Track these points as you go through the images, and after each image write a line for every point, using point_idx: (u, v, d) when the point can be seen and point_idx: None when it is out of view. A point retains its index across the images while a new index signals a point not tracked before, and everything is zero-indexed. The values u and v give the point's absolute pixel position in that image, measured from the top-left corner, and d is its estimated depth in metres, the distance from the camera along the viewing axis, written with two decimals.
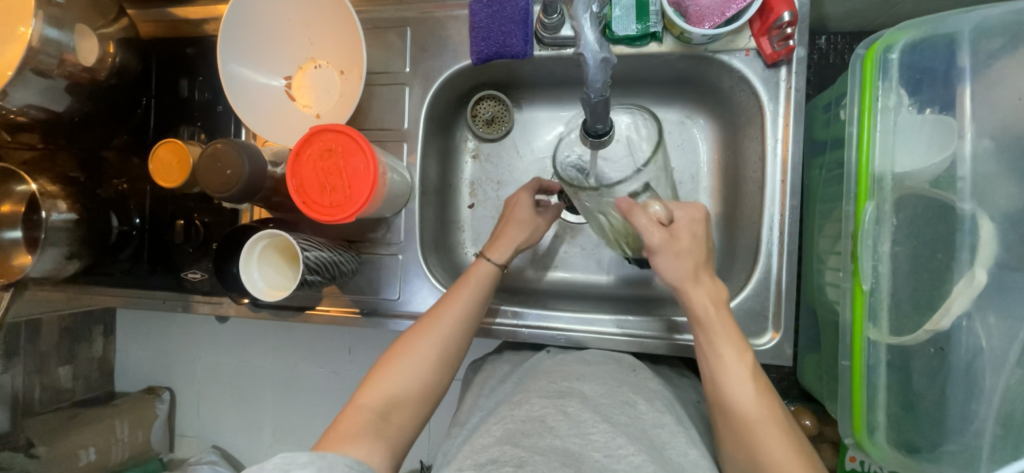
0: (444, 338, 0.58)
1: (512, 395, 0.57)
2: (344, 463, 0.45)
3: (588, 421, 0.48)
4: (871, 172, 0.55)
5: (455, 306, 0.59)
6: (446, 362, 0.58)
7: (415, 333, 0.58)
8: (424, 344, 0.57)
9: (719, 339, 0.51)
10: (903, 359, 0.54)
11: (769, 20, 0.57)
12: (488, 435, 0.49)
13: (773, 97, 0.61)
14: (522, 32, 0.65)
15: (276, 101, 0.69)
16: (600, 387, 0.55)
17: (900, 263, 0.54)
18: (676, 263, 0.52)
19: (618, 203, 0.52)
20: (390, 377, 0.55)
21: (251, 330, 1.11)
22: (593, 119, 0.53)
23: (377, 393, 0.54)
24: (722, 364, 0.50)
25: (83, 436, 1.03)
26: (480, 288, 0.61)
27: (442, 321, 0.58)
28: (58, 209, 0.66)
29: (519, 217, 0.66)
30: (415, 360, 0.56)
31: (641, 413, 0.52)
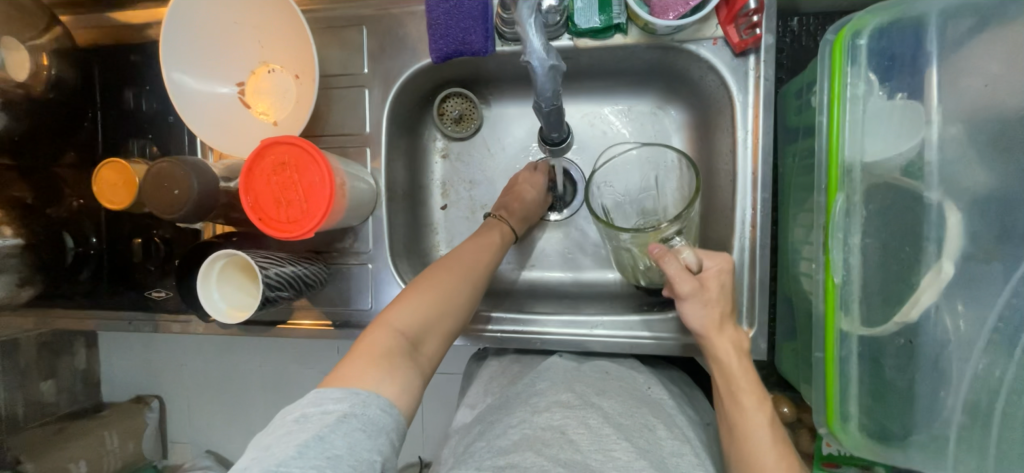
0: (471, 276, 0.59)
1: (528, 393, 0.59)
2: (378, 405, 0.46)
3: (610, 437, 0.51)
4: (842, 162, 0.53)
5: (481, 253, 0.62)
6: (469, 304, 0.59)
7: (441, 267, 0.58)
8: (457, 277, 0.58)
9: (741, 389, 0.54)
10: (874, 350, 0.54)
11: (736, 6, 0.56)
12: (505, 439, 0.52)
13: (742, 87, 0.59)
14: (481, 28, 0.62)
15: (228, 109, 0.66)
16: (621, 404, 0.57)
17: (870, 255, 0.54)
18: (702, 311, 0.56)
19: (652, 247, 0.56)
20: (416, 302, 0.54)
21: (232, 338, 1.09)
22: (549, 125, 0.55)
23: (405, 316, 0.53)
24: (740, 408, 0.53)
25: (72, 450, 1.04)
26: (499, 244, 0.66)
27: (467, 263, 0.60)
28: (3, 235, 0.63)
29: (532, 196, 0.71)
30: (439, 292, 0.56)
31: (661, 439, 0.54)
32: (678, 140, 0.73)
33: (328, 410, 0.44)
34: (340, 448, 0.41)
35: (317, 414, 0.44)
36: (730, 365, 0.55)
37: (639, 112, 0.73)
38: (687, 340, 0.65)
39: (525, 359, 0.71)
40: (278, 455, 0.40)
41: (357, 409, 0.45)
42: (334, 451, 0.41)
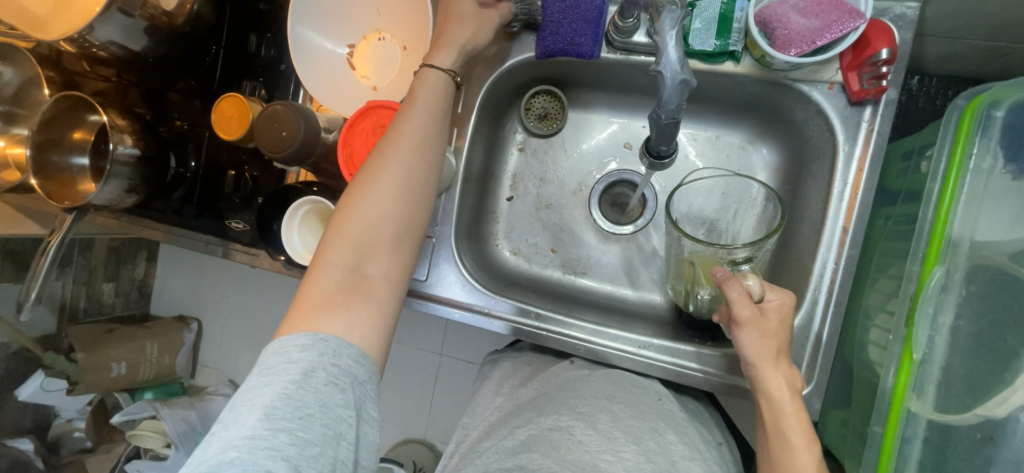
0: (400, 170, 0.52)
1: (536, 401, 0.59)
2: (350, 356, 0.46)
3: (619, 440, 0.50)
4: (947, 235, 0.50)
5: (410, 135, 0.54)
6: (415, 199, 0.53)
7: (372, 168, 0.52)
8: (384, 171, 0.52)
9: (788, 425, 0.50)
10: (942, 437, 0.51)
11: (864, 54, 0.53)
12: (511, 439, 0.52)
13: (850, 137, 0.57)
14: (592, 31, 0.62)
15: (337, 68, 0.70)
16: (631, 409, 0.56)
17: (959, 339, 0.51)
18: (760, 342, 0.51)
19: (716, 270, 0.52)
20: (359, 213, 0.50)
21: (279, 281, 1.15)
22: (660, 140, 0.50)
23: (345, 240, 0.49)
24: (792, 452, 0.49)
25: (116, 350, 1.10)
26: (427, 110, 0.56)
27: (395, 157, 0.52)
28: (125, 143, 0.69)
29: (459, 10, 0.61)
30: (375, 198, 0.51)
31: (671, 443, 0.52)
32: (764, 179, 0.71)
33: (294, 359, 0.44)
34: (311, 405, 0.42)
35: (283, 363, 0.43)
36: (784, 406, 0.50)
37: (727, 143, 0.72)
38: (733, 382, 0.63)
39: (551, 362, 0.71)
40: (246, 421, 0.40)
41: (324, 361, 0.44)
42: (306, 408, 0.41)
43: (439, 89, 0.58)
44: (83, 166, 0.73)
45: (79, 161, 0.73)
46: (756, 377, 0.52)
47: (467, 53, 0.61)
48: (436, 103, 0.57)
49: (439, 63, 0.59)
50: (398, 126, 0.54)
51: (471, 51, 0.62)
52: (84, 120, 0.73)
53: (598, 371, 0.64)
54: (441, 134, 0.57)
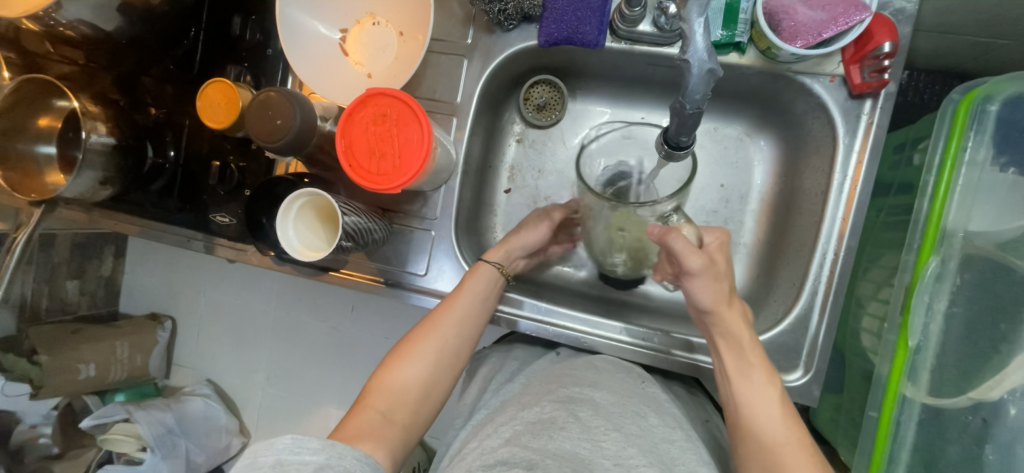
0: (443, 343, 0.59)
1: (519, 395, 0.57)
2: (354, 455, 0.47)
3: (598, 429, 0.49)
4: (942, 226, 0.52)
5: (456, 315, 0.60)
6: (444, 372, 0.59)
7: (417, 337, 0.59)
8: (428, 345, 0.58)
9: (746, 361, 0.52)
10: (934, 420, 0.53)
11: (866, 48, 0.54)
12: (497, 437, 0.50)
13: (850, 131, 0.58)
14: (597, 20, 0.62)
15: (330, 54, 0.67)
16: (612, 395, 0.55)
17: (953, 326, 0.53)
18: (712, 288, 0.53)
19: (652, 229, 0.54)
20: (393, 382, 0.57)
21: (262, 276, 1.10)
22: (679, 130, 0.49)
23: (384, 397, 0.56)
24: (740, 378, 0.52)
25: (84, 352, 1.03)
26: (477, 295, 0.62)
27: (438, 331, 0.59)
28: (98, 131, 0.64)
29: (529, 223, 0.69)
30: (412, 367, 0.57)
31: (652, 425, 0.53)
32: (761, 171, 0.72)
33: (306, 461, 0.43)
34: None
35: (295, 464, 0.42)
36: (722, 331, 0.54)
37: (726, 135, 0.73)
38: None
39: (543, 354, 0.70)
40: None
41: (334, 461, 0.44)
42: None
43: (491, 280, 0.63)
44: (50, 155, 0.68)
45: (45, 150, 0.68)
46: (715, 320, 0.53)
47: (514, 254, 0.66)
48: (486, 291, 0.63)
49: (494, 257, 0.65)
50: (448, 304, 0.61)
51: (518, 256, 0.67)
52: (50, 106, 0.67)
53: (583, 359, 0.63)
54: (482, 318, 0.63)
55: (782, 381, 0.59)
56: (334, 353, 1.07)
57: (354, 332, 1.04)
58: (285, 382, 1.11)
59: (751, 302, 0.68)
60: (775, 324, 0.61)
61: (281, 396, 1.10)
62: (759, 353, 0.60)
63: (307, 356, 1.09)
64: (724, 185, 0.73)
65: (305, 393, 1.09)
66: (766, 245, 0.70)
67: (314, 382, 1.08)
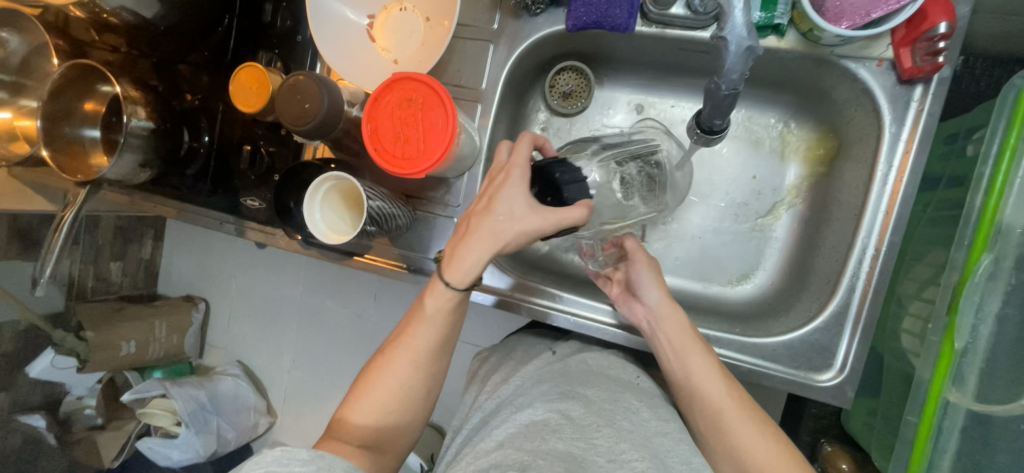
0: (408, 372, 0.55)
1: (512, 397, 0.57)
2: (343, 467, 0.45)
3: (590, 427, 0.49)
4: (998, 221, 0.48)
5: (420, 341, 0.55)
6: (415, 398, 0.56)
7: (382, 368, 0.56)
8: (395, 376, 0.55)
9: (677, 341, 0.55)
10: (982, 427, 0.51)
11: (920, 29, 0.50)
12: (492, 440, 0.50)
13: (897, 118, 0.54)
14: (628, 3, 0.60)
15: (358, 40, 0.67)
16: (603, 392, 0.54)
17: (1005, 329, 0.49)
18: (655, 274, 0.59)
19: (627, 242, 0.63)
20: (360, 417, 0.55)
21: (290, 262, 1.13)
22: (713, 113, 0.48)
23: (356, 432, 0.54)
24: (682, 346, 0.55)
25: (124, 329, 1.09)
26: (438, 320, 0.55)
27: (402, 361, 0.55)
28: (138, 116, 0.67)
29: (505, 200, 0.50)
30: (383, 399, 0.55)
31: (644, 420, 0.51)
32: (797, 163, 0.69)
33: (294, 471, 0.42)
34: None
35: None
36: (664, 319, 0.57)
37: (760, 124, 0.70)
38: (762, 368, 0.58)
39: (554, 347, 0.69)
40: None
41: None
42: None
43: (443, 297, 0.54)
44: (95, 138, 0.71)
45: (90, 133, 0.71)
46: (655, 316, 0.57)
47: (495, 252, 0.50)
48: (450, 308, 0.55)
49: (461, 277, 0.52)
50: (409, 333, 0.56)
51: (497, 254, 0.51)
52: (95, 90, 0.70)
53: (590, 355, 0.63)
54: (451, 340, 0.57)
55: (812, 381, 0.57)
56: (357, 339, 1.09)
57: (377, 318, 1.06)
58: (310, 365, 1.14)
59: (782, 298, 0.66)
60: (807, 320, 0.59)
61: (305, 379, 1.14)
62: (788, 353, 0.58)
63: (331, 341, 1.11)
64: (757, 177, 0.70)
65: (328, 376, 1.12)
66: (800, 240, 0.67)
67: (337, 366, 1.11)
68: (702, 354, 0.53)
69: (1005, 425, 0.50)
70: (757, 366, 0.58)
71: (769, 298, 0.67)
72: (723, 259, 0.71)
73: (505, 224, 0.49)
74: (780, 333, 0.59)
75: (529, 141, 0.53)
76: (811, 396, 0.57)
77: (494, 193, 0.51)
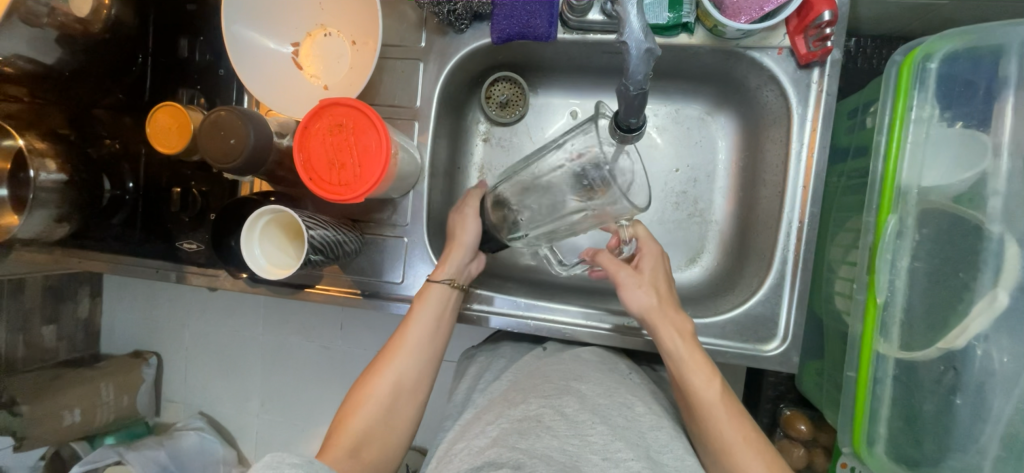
0: (404, 372, 0.59)
1: (507, 392, 0.58)
2: None
3: (585, 423, 0.50)
4: (897, 185, 0.54)
5: (415, 341, 0.60)
6: (408, 398, 0.59)
7: (379, 369, 0.59)
8: (398, 370, 0.58)
9: (686, 368, 0.54)
10: (910, 374, 0.55)
11: (808, 18, 0.55)
12: (483, 438, 0.51)
13: (802, 100, 0.59)
14: (547, 12, 0.62)
15: (283, 69, 0.66)
16: (599, 387, 0.56)
17: (917, 279, 0.54)
18: (639, 294, 0.57)
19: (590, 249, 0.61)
20: (359, 419, 0.56)
21: (242, 302, 1.08)
22: (627, 112, 0.49)
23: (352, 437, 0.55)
24: (662, 345, 0.55)
25: (68, 397, 1.01)
26: (434, 317, 0.61)
27: (401, 359, 0.59)
28: (47, 169, 0.63)
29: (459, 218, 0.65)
30: (378, 397, 0.57)
31: (638, 414, 0.54)
32: (724, 149, 0.73)
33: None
34: None
35: None
36: (656, 324, 0.55)
37: (688, 116, 0.74)
38: (714, 345, 0.61)
39: (527, 350, 0.70)
40: None
41: None
42: None
43: (445, 298, 0.62)
44: (1, 198, 0.65)
45: None
46: (647, 322, 0.56)
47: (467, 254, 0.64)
48: (446, 308, 0.63)
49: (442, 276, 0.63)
50: (407, 327, 0.61)
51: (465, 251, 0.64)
52: None
53: (568, 353, 0.64)
54: (442, 341, 0.62)
55: (760, 352, 0.60)
56: (324, 372, 1.06)
57: (343, 347, 1.03)
58: (278, 405, 1.09)
59: (728, 275, 0.69)
60: (750, 295, 0.62)
61: (275, 420, 1.09)
62: (738, 328, 0.61)
63: (298, 376, 1.07)
64: (690, 166, 0.74)
65: (299, 414, 1.07)
66: (735, 222, 0.71)
67: (308, 402, 1.07)
68: (706, 379, 0.53)
69: (927, 368, 0.54)
70: (710, 345, 0.61)
71: (715, 277, 0.71)
72: (671, 246, 0.74)
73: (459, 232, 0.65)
74: (727, 310, 0.62)
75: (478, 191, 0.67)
76: (760, 366, 0.61)
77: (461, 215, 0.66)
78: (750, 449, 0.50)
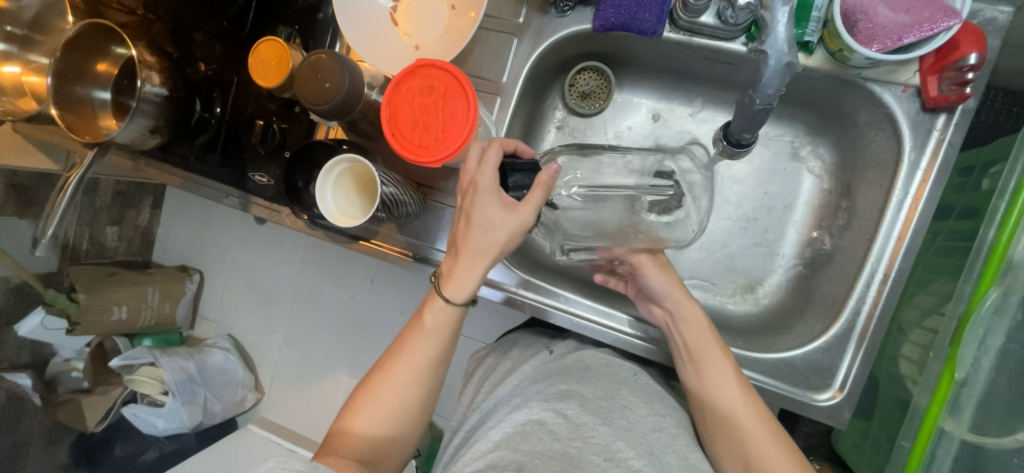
0: (402, 393, 0.54)
1: (510, 397, 0.57)
2: None
3: (587, 425, 0.50)
4: (1009, 256, 0.49)
5: (414, 362, 0.54)
6: (408, 421, 0.55)
7: (375, 388, 0.54)
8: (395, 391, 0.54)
9: (703, 348, 0.56)
10: (973, 459, 0.51)
11: (950, 58, 0.50)
12: (486, 442, 0.50)
13: (918, 146, 0.54)
14: (658, 8, 0.59)
15: (380, 22, 0.66)
16: (599, 389, 0.55)
17: (1006, 363, 0.50)
18: (664, 276, 0.59)
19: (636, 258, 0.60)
20: (354, 442, 0.53)
21: (289, 241, 1.13)
22: (746, 125, 0.51)
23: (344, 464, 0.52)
24: (684, 320, 0.57)
25: (119, 294, 1.07)
26: (436, 335, 0.55)
27: (397, 379, 0.54)
28: (152, 82, 0.66)
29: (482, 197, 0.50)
30: (375, 420, 0.53)
31: (640, 416, 0.53)
32: (811, 182, 0.69)
33: None
34: None
35: None
36: (684, 304, 0.58)
37: (777, 140, 0.70)
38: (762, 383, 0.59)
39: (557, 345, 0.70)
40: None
41: None
42: None
43: (453, 315, 0.55)
44: (106, 101, 0.70)
45: (101, 95, 0.70)
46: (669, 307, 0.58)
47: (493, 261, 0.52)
48: (448, 325, 0.55)
49: (457, 295, 0.53)
50: (405, 348, 0.55)
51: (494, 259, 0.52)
52: (108, 51, 0.69)
53: (589, 352, 0.63)
54: (444, 359, 0.56)
55: (810, 400, 0.57)
56: (352, 322, 1.09)
57: (375, 302, 1.06)
58: (303, 344, 1.13)
59: (786, 314, 0.66)
60: (810, 340, 0.59)
61: (297, 357, 1.14)
62: (790, 370, 0.58)
63: (327, 321, 1.11)
64: (769, 193, 0.70)
65: (322, 357, 1.12)
66: (806, 260, 0.67)
67: (331, 348, 1.11)
68: (724, 360, 0.54)
69: (996, 456, 0.50)
70: (757, 381, 0.58)
71: (772, 313, 0.68)
72: (729, 271, 0.71)
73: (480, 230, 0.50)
74: (781, 350, 0.59)
75: (497, 151, 0.51)
76: (806, 414, 0.58)
77: (469, 221, 0.51)
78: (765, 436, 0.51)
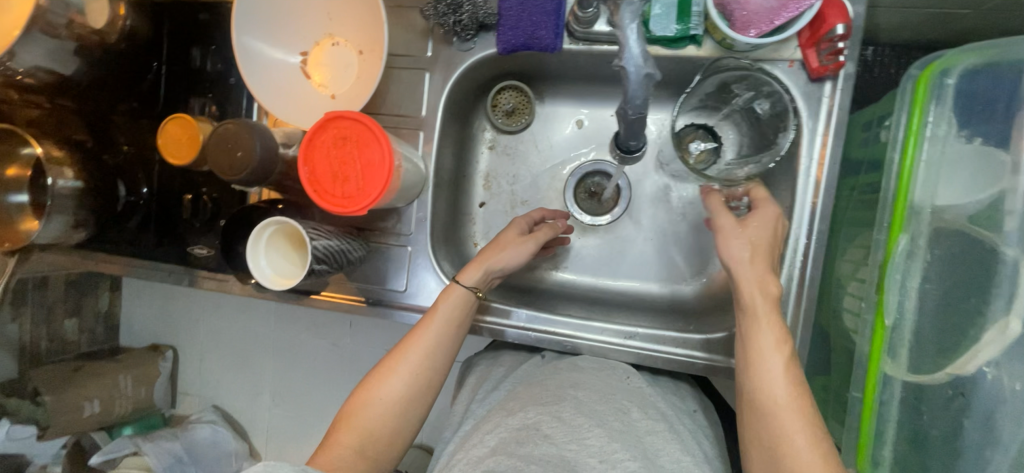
0: (410, 370, 0.58)
1: (506, 400, 0.58)
2: None
3: (582, 427, 0.50)
4: (909, 202, 0.52)
5: (425, 341, 0.59)
6: (417, 399, 0.58)
7: (387, 366, 0.59)
8: (403, 369, 0.58)
9: (760, 322, 0.51)
10: (918, 397, 0.53)
11: (820, 31, 0.53)
12: (482, 446, 0.51)
13: (813, 113, 0.58)
14: (553, 24, 0.61)
15: (290, 79, 0.66)
16: (595, 393, 0.56)
17: (927, 302, 0.53)
18: (742, 243, 0.54)
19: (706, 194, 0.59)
20: (363, 416, 0.57)
21: (254, 301, 1.11)
22: (629, 133, 0.49)
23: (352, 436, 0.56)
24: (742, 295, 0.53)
25: (87, 388, 1.04)
26: (450, 318, 0.60)
27: (409, 358, 0.58)
28: (65, 176, 0.65)
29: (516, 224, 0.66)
30: (385, 398, 0.57)
31: (636, 420, 0.54)
32: None
33: None
34: None
35: None
36: (748, 276, 0.52)
37: None
38: (713, 362, 0.63)
39: (530, 357, 0.70)
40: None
41: None
42: None
43: (466, 301, 0.61)
44: (22, 204, 0.68)
45: (17, 198, 0.67)
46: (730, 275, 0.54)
47: (492, 268, 0.62)
48: (461, 308, 0.61)
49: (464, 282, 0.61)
50: (416, 335, 0.60)
51: (500, 267, 0.62)
52: (16, 155, 0.67)
53: (566, 361, 0.64)
54: (456, 341, 0.61)
55: None
56: (333, 370, 1.07)
57: (352, 346, 1.05)
58: (290, 401, 1.11)
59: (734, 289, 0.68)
60: None
61: (287, 415, 1.11)
62: None
63: (308, 373, 1.09)
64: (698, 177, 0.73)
65: (310, 410, 1.09)
66: None
67: (318, 400, 1.09)
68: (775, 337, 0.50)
69: (934, 391, 0.53)
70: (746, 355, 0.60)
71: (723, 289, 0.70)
72: (676, 256, 0.74)
73: (500, 241, 0.63)
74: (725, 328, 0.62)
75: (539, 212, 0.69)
76: None
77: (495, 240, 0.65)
78: (793, 409, 0.47)
